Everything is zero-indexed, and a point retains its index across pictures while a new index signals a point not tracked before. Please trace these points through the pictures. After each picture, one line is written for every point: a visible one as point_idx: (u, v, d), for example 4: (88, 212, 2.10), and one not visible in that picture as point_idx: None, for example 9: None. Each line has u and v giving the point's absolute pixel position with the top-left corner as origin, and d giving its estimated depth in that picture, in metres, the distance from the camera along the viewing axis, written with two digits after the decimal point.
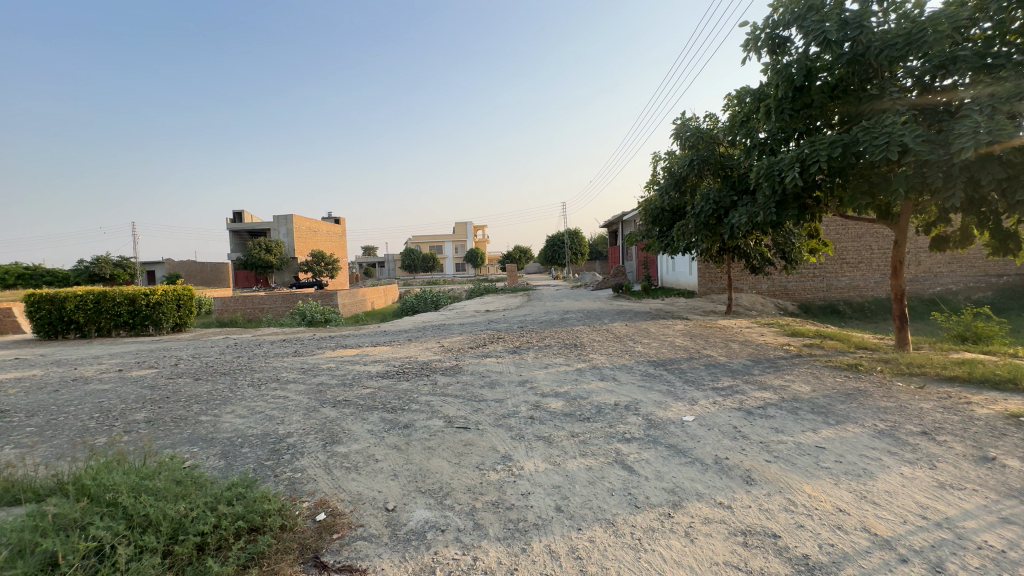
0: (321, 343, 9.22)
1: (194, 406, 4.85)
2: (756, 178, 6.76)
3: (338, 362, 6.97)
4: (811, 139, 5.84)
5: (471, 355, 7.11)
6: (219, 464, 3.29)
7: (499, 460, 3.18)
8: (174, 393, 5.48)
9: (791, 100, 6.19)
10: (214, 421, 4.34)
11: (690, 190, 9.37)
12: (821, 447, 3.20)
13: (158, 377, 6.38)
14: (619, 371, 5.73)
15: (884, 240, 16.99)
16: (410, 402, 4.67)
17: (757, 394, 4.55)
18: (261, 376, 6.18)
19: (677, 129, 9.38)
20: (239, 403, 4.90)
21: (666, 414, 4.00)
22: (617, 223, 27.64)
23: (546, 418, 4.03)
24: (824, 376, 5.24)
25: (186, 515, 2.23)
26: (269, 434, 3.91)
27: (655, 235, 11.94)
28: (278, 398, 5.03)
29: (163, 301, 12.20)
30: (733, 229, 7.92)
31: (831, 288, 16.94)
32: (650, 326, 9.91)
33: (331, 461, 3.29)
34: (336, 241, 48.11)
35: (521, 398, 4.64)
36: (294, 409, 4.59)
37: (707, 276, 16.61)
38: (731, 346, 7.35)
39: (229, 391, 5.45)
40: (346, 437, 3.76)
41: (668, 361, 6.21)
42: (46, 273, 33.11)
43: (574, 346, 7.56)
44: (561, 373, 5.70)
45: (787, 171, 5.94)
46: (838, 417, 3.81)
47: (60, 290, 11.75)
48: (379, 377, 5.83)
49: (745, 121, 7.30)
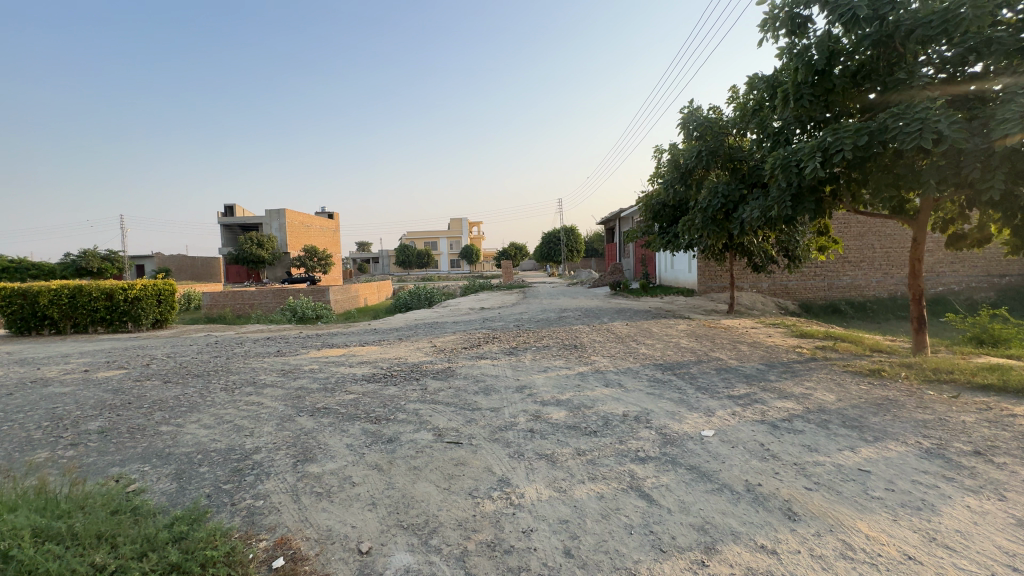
0: (307, 342, 8.73)
1: (156, 414, 4.38)
2: (770, 170, 6.35)
3: (322, 363, 6.50)
4: (833, 126, 5.39)
5: (465, 357, 6.65)
6: (170, 488, 2.84)
7: (495, 485, 2.74)
8: (139, 398, 5.00)
9: (810, 84, 5.74)
10: (175, 432, 3.87)
11: (696, 184, 8.92)
12: (865, 471, 2.79)
13: (124, 379, 5.88)
14: (624, 375, 5.30)
15: (886, 239, 16.71)
16: (395, 411, 4.21)
17: (778, 404, 4.13)
18: (237, 379, 5.69)
19: (684, 119, 8.92)
20: (207, 411, 4.42)
21: (682, 428, 3.57)
22: (615, 220, 27.22)
23: (547, 432, 3.58)
24: (846, 382, 4.85)
25: (101, 568, 1.83)
26: (234, 449, 3.45)
27: (657, 231, 11.53)
28: (251, 405, 4.56)
29: (142, 296, 11.63)
30: (743, 224, 7.49)
31: (833, 288, 16.66)
32: (652, 325, 9.51)
33: (301, 484, 2.84)
34: (329, 236, 47.43)
35: (519, 407, 4.19)
36: (267, 419, 4.12)
37: (708, 274, 16.25)
38: (741, 349, 6.94)
39: (199, 396, 4.97)
40: (321, 453, 3.31)
41: (676, 365, 5.78)
42: (32, 267, 32.36)
43: (574, 347, 7.12)
44: (561, 377, 5.27)
45: (807, 161, 5.49)
46: (875, 433, 3.40)
47: (33, 283, 11.18)
48: (364, 381, 5.36)
49: (757, 109, 6.93)
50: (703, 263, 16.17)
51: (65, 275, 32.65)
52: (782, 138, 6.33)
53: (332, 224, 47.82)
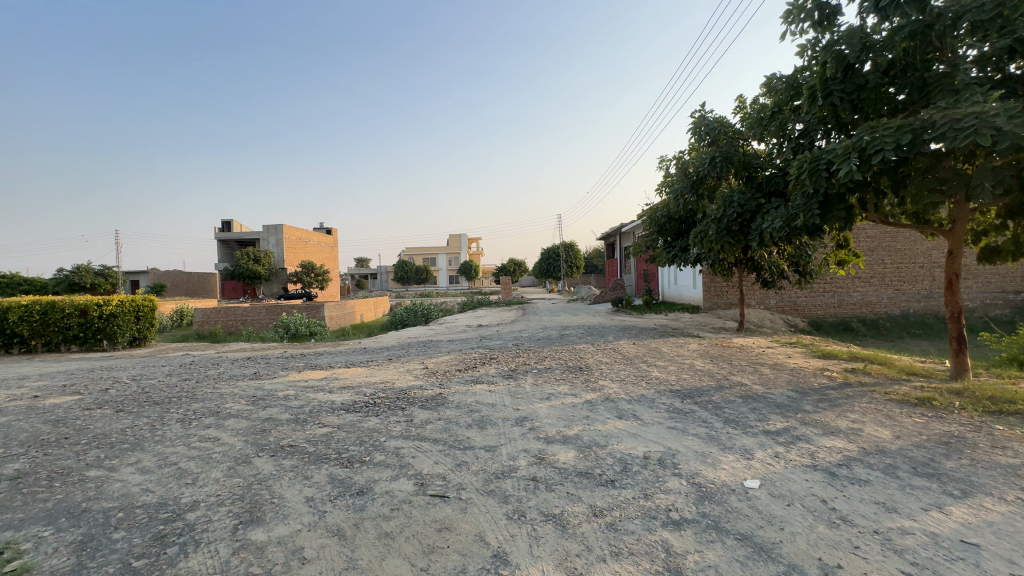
0: (289, 363, 8.05)
1: (90, 453, 3.70)
2: (795, 175, 5.78)
3: (299, 388, 5.83)
4: (869, 124, 4.84)
5: (459, 381, 5.98)
6: (61, 567, 2.18)
7: (488, 565, 2.08)
8: (80, 431, 4.32)
9: (838, 81, 5.20)
10: (102, 479, 3.20)
11: (708, 193, 8.35)
12: (972, 544, 2.14)
13: (73, 407, 5.21)
14: (639, 405, 4.64)
15: (896, 254, 16.21)
16: (373, 451, 3.54)
17: (826, 443, 3.48)
18: (198, 408, 5.01)
19: (695, 124, 8.37)
20: (151, 449, 3.74)
21: (718, 477, 2.91)
22: (616, 235, 26.81)
23: (553, 481, 2.93)
24: (895, 414, 4.21)
25: None
26: (166, 504, 2.79)
27: (663, 245, 10.96)
28: (204, 442, 3.88)
29: (118, 312, 10.98)
30: (763, 235, 6.90)
31: (843, 304, 16.05)
32: (661, 345, 8.87)
33: (235, 561, 2.18)
34: (326, 252, 46.85)
35: (518, 447, 3.53)
36: (218, 461, 3.45)
37: (713, 290, 15.67)
38: (764, 372, 6.29)
39: (149, 429, 4.29)
40: (272, 512, 2.65)
41: (695, 392, 5.13)
42: (23, 282, 31.71)
43: (579, 369, 6.47)
44: (567, 407, 4.61)
45: (840, 164, 4.92)
46: (959, 484, 2.75)
47: (4, 299, 10.53)
48: (342, 411, 4.69)
49: (776, 111, 6.41)
50: (710, 279, 15.58)
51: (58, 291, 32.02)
52: (805, 142, 5.80)
53: (330, 239, 47.37)
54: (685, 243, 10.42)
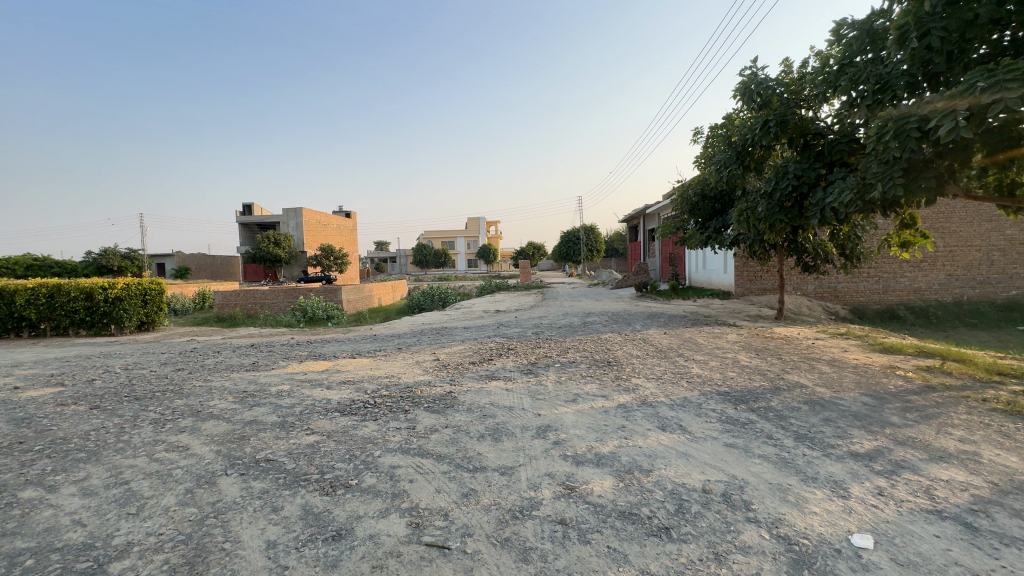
0: (292, 351, 7.50)
1: (37, 464, 3.15)
2: (871, 137, 4.87)
3: (295, 383, 5.25)
4: (982, 70, 3.93)
5: (472, 376, 5.32)
6: None
7: None
8: (40, 433, 3.79)
9: (938, 17, 4.28)
10: (32, 503, 2.62)
11: (756, 165, 7.34)
12: None
13: (47, 402, 4.70)
14: (684, 412, 3.88)
15: (951, 236, 14.89)
16: (362, 471, 2.89)
17: (940, 473, 2.69)
18: (179, 406, 4.45)
19: (741, 86, 7.35)
20: (106, 462, 3.17)
21: (811, 527, 2.16)
22: (640, 218, 25.76)
23: (588, 527, 2.22)
24: (1010, 430, 3.38)
25: None
26: (90, 548, 2.17)
27: (698, 226, 10.01)
28: (170, 453, 3.29)
29: (124, 296, 10.62)
30: (824, 210, 5.96)
31: (888, 291, 14.85)
32: (695, 335, 8.05)
33: None
34: (345, 235, 46.68)
35: (540, 470, 2.84)
36: (177, 481, 2.84)
37: (746, 274, 14.65)
38: (824, 370, 5.41)
39: (114, 433, 3.72)
40: (216, 566, 2.01)
41: (748, 395, 4.35)
42: (55, 265, 32.42)
43: (607, 364, 5.74)
44: (597, 413, 3.89)
45: (940, 120, 4.03)
46: None
47: (11, 282, 10.30)
48: (335, 414, 4.07)
49: (846, 62, 5.44)
50: (743, 262, 14.55)
51: (86, 273, 32.64)
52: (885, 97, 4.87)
53: (349, 223, 47.21)
54: (721, 223, 9.50)
